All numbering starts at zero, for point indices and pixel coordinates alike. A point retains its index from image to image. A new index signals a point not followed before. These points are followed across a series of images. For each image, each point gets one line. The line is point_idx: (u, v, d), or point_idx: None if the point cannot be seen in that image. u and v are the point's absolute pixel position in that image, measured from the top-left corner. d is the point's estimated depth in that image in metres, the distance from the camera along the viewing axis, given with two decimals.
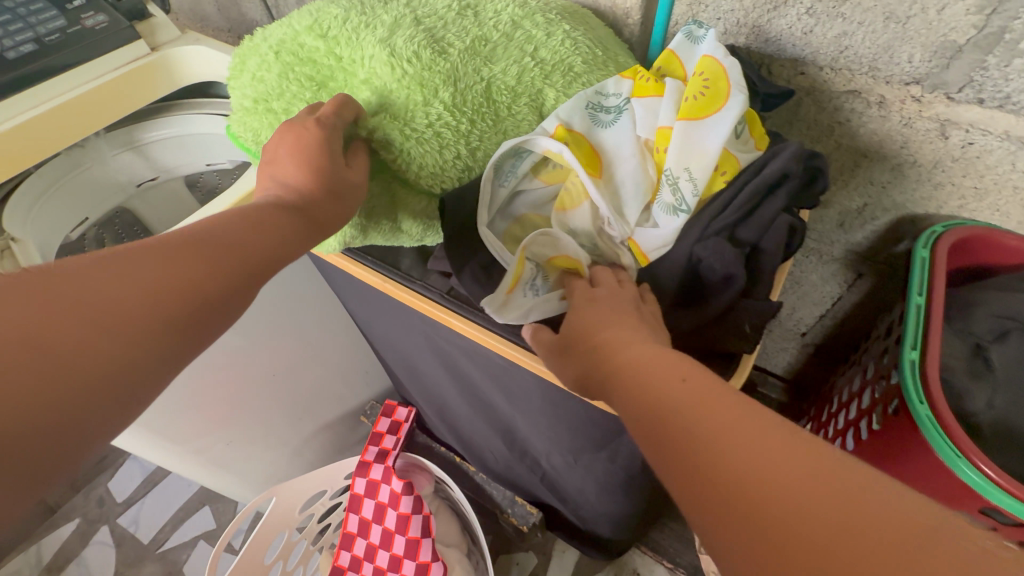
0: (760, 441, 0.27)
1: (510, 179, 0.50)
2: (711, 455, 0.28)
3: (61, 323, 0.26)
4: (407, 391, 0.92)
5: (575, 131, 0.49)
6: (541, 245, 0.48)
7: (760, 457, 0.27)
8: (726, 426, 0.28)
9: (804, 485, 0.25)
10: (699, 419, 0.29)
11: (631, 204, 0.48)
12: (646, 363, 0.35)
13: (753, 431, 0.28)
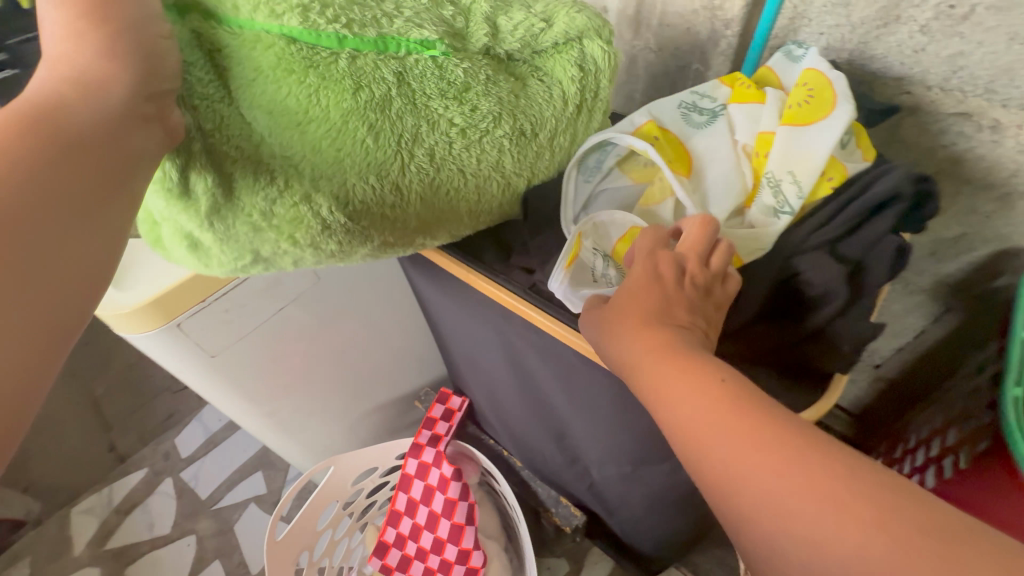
0: (792, 476, 0.30)
1: (593, 175, 0.51)
2: (745, 493, 0.31)
3: None
4: (463, 381, 0.94)
5: (668, 131, 0.50)
6: (602, 227, 0.50)
7: (789, 494, 0.30)
8: (755, 465, 0.31)
9: (836, 521, 0.28)
10: (724, 459, 0.32)
11: (723, 202, 0.47)
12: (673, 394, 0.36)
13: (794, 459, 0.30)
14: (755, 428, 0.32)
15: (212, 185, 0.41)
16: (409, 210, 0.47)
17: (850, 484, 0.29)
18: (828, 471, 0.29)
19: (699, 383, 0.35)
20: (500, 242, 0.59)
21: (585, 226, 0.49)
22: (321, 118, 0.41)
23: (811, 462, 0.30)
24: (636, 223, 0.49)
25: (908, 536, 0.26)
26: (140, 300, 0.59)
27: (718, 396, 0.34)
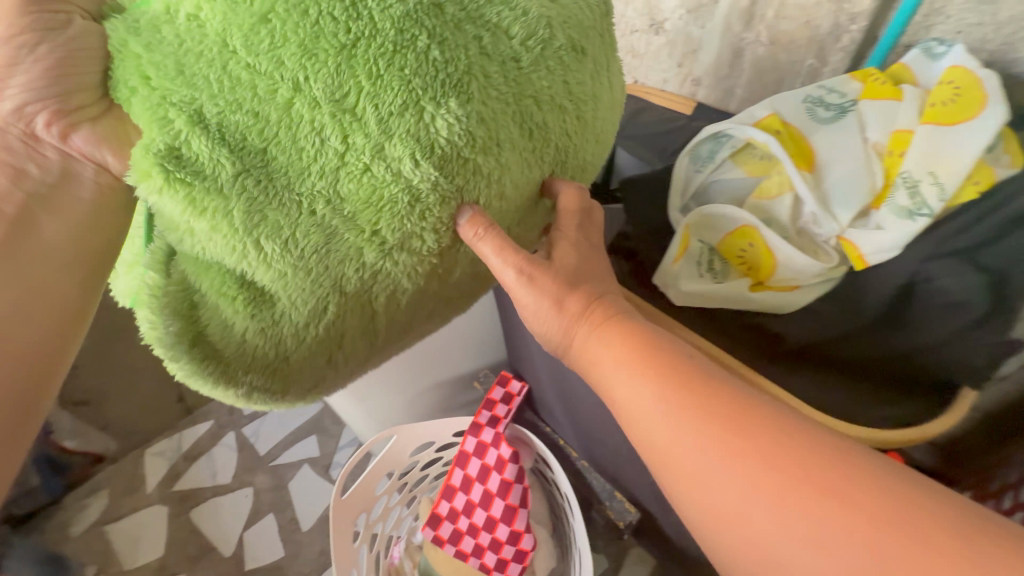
0: (749, 476, 0.29)
1: (706, 165, 0.50)
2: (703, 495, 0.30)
3: None
4: (526, 366, 0.95)
5: (790, 125, 0.48)
6: (712, 219, 0.48)
7: (745, 496, 0.29)
8: (711, 466, 0.30)
9: (795, 520, 0.27)
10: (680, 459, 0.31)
11: (851, 200, 0.44)
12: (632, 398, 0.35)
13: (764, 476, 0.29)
14: (712, 424, 0.31)
15: (229, 172, 0.29)
16: (507, 159, 0.33)
17: (812, 477, 0.28)
18: (788, 465, 0.29)
19: (658, 380, 0.34)
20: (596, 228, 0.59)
21: (693, 219, 0.48)
22: (367, 31, 0.29)
23: (768, 458, 0.29)
24: (746, 219, 0.46)
25: (873, 529, 0.26)
26: None
27: (676, 390, 0.33)
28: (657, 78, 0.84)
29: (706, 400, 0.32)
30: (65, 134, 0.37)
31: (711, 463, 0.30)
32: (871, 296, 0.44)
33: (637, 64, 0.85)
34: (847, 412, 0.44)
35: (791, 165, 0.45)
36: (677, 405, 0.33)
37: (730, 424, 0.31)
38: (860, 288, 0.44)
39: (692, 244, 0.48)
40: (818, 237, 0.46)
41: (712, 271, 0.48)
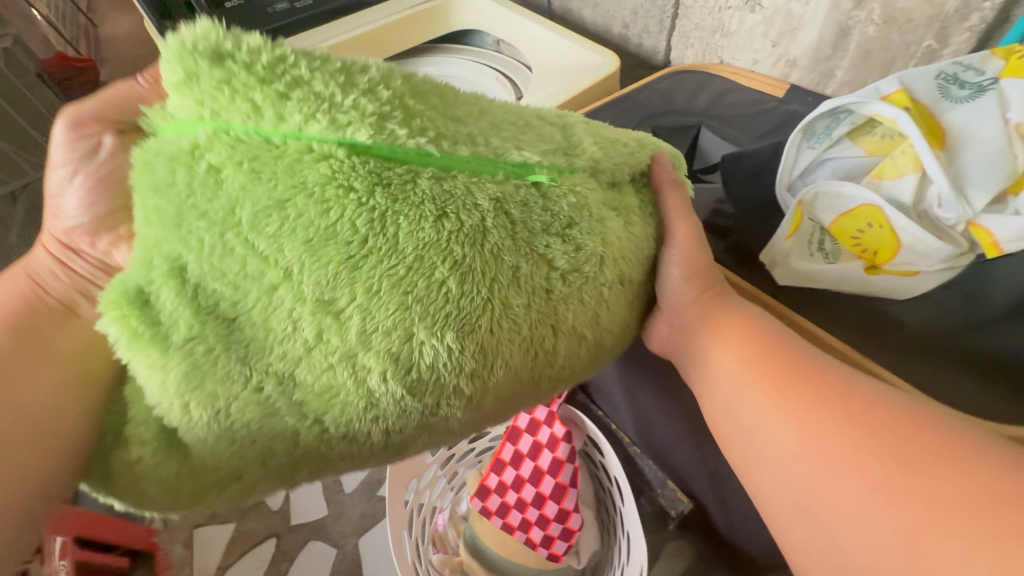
0: (832, 436, 0.34)
1: (821, 142, 0.48)
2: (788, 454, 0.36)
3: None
4: None
5: (919, 102, 0.45)
6: (828, 198, 0.46)
7: (822, 451, 0.34)
8: (794, 427, 0.36)
9: (871, 473, 0.32)
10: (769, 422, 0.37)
11: (988, 183, 0.41)
12: (730, 370, 0.42)
13: (847, 474, 0.33)
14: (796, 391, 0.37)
15: (184, 333, 0.32)
16: (500, 371, 0.33)
17: (883, 436, 0.33)
18: (866, 428, 0.33)
19: (753, 357, 0.41)
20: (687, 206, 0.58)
21: (806, 196, 0.46)
22: (383, 248, 0.30)
23: (847, 417, 0.34)
24: (870, 198, 0.44)
25: (936, 484, 0.29)
26: None
27: (769, 369, 0.39)
28: (746, 58, 0.81)
29: (796, 375, 0.38)
30: (101, 244, 0.51)
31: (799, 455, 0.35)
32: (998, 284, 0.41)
33: (725, 43, 0.82)
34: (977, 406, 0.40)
35: (920, 141, 0.42)
36: (771, 399, 0.38)
37: (813, 394, 0.37)
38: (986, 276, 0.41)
39: (803, 222, 0.46)
40: (943, 225, 0.43)
41: (823, 251, 0.46)
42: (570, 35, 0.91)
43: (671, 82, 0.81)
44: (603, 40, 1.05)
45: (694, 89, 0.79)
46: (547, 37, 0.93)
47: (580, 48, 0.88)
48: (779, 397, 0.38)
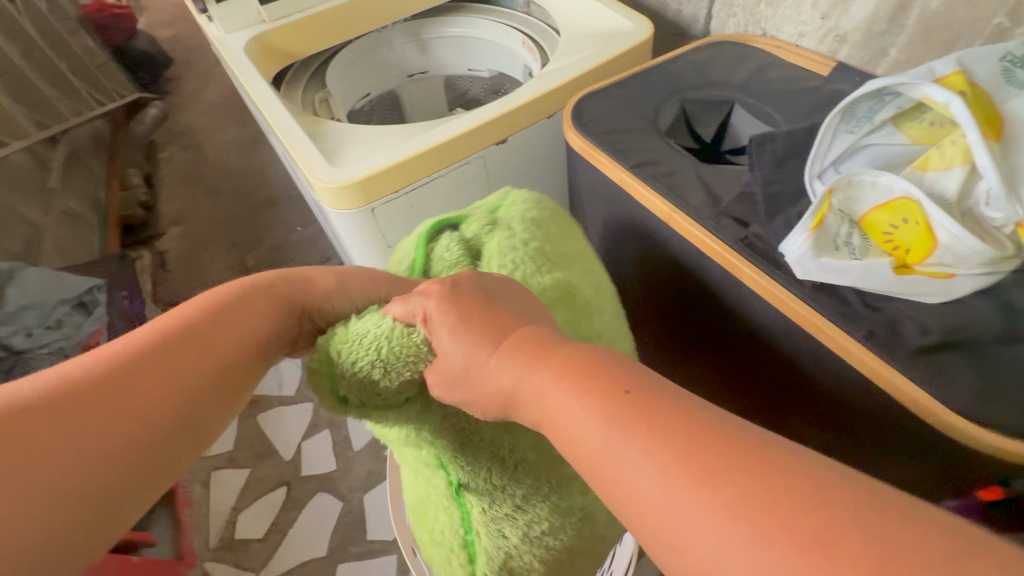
0: (689, 484, 0.24)
1: (861, 126, 0.44)
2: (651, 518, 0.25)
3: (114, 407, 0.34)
4: None
5: (980, 88, 0.41)
6: (859, 189, 0.42)
7: (682, 505, 0.24)
8: (655, 474, 0.25)
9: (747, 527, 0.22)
10: (625, 471, 0.26)
11: None
12: (572, 414, 0.30)
13: (724, 520, 0.22)
14: (647, 424, 0.27)
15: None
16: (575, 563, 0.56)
17: (762, 479, 0.23)
18: (730, 464, 0.24)
19: (591, 388, 0.30)
20: (709, 190, 0.55)
21: (838, 184, 0.42)
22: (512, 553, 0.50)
23: (702, 450, 0.25)
24: (908, 191, 0.40)
25: (810, 525, 0.21)
26: (352, 178, 0.62)
27: (621, 411, 0.28)
28: (791, 31, 0.75)
29: (635, 403, 0.28)
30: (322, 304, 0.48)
31: (660, 495, 0.24)
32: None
33: (770, 13, 0.76)
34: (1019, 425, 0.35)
35: (976, 130, 0.37)
36: (611, 433, 0.27)
37: (670, 429, 0.26)
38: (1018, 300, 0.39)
39: (831, 213, 0.42)
40: (992, 225, 0.39)
41: (850, 247, 0.42)
42: None
43: (707, 54, 0.75)
44: (641, 6, 0.99)
45: (732, 61, 0.73)
46: None
47: (612, 12, 0.83)
48: (619, 426, 0.27)
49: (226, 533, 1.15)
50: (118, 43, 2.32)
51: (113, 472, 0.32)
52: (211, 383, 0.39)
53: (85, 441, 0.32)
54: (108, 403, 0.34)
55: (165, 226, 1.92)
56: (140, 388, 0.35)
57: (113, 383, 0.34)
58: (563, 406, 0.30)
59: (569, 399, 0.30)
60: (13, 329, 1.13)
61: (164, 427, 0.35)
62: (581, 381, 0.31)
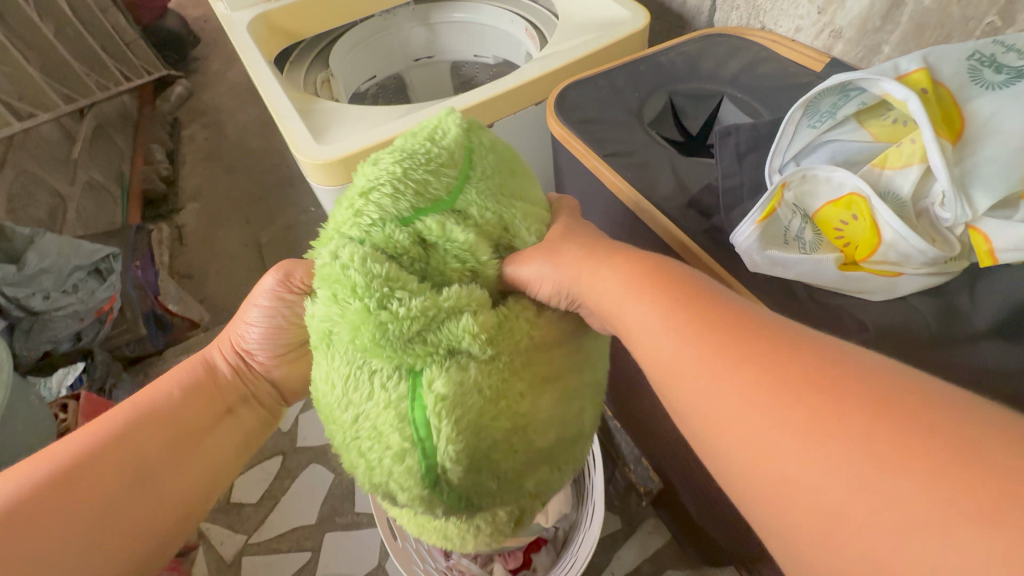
0: (748, 396, 0.27)
1: (823, 121, 0.44)
2: (710, 422, 0.28)
3: (86, 485, 0.42)
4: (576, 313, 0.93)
5: (943, 86, 0.40)
6: (813, 184, 0.43)
7: (740, 412, 0.27)
8: (714, 385, 0.28)
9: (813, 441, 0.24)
10: (689, 381, 0.29)
11: (997, 185, 0.37)
12: (643, 329, 0.33)
13: (803, 435, 0.25)
14: (712, 336, 0.30)
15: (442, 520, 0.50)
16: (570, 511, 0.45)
17: (855, 399, 0.24)
18: (827, 385, 0.25)
19: (659, 300, 0.33)
20: (681, 181, 0.55)
21: (792, 179, 0.42)
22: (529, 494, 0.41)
23: (760, 364, 0.28)
24: (859, 188, 0.40)
25: (914, 454, 0.22)
26: (336, 156, 0.64)
27: (685, 321, 0.31)
28: (788, 26, 0.73)
29: (703, 315, 0.31)
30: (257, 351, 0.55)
31: (735, 411, 0.27)
32: (981, 314, 0.38)
33: (769, 7, 0.75)
34: None
35: (927, 130, 0.37)
36: (694, 346, 0.30)
37: (734, 346, 0.29)
38: (964, 304, 0.39)
39: (783, 206, 0.42)
40: (943, 226, 0.39)
41: (801, 241, 0.42)
42: None
43: (701, 46, 0.74)
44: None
45: (725, 54, 0.72)
46: None
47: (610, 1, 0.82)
48: (707, 341, 0.30)
49: (222, 496, 1.20)
50: (148, 21, 2.36)
51: (93, 522, 0.41)
52: (161, 457, 0.46)
53: (63, 520, 0.40)
54: (108, 463, 0.44)
55: (183, 201, 1.97)
56: (103, 465, 0.43)
57: (118, 444, 0.45)
58: (653, 319, 0.33)
59: (654, 307, 0.33)
60: (31, 292, 1.15)
61: (125, 489, 0.44)
62: (668, 294, 0.33)
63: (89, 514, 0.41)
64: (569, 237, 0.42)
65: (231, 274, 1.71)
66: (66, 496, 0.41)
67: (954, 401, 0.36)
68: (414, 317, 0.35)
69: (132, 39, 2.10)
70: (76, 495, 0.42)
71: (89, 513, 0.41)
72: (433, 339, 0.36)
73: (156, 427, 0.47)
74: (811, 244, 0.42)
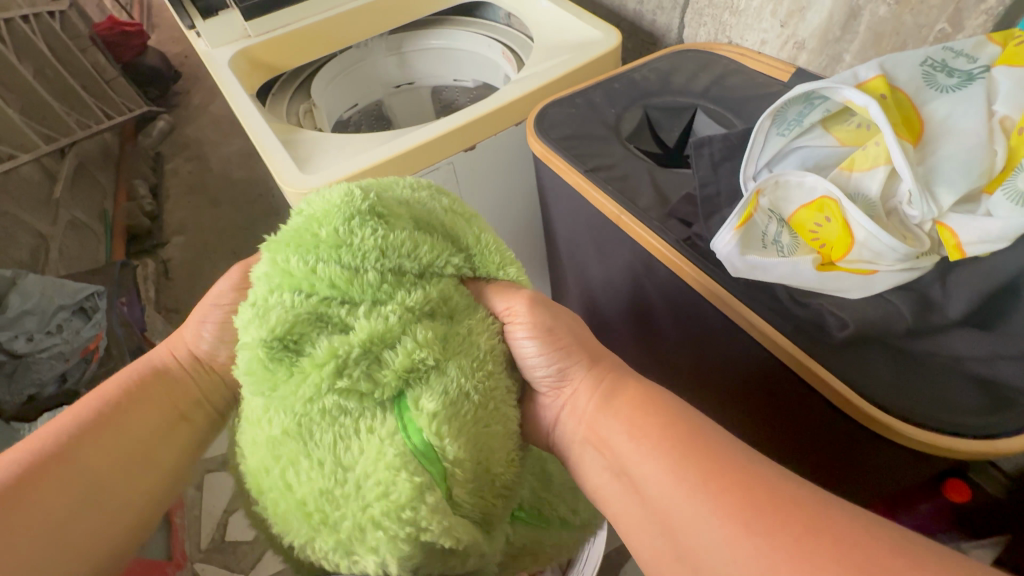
0: (722, 521, 0.31)
1: (791, 129, 0.46)
2: (693, 549, 0.32)
3: (78, 453, 0.44)
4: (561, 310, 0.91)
5: (903, 90, 0.42)
6: (786, 189, 0.44)
7: (728, 544, 0.31)
8: (700, 519, 0.32)
9: (779, 564, 0.29)
10: (673, 509, 0.34)
11: (959, 183, 0.38)
12: (637, 464, 0.37)
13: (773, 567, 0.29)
14: (694, 464, 0.34)
15: None
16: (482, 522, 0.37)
17: (805, 535, 0.29)
18: (781, 512, 0.31)
19: (654, 433, 0.37)
20: (660, 192, 0.57)
21: (766, 185, 0.44)
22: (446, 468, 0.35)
23: (731, 493, 0.32)
24: (831, 190, 0.42)
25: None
26: (321, 183, 0.64)
27: (667, 448, 0.36)
28: (754, 39, 0.77)
29: (693, 455, 0.35)
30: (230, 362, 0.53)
31: (714, 546, 0.31)
32: (955, 304, 0.40)
33: (734, 22, 0.78)
34: (915, 412, 0.37)
35: (890, 133, 0.39)
36: (670, 473, 0.35)
37: (711, 471, 0.34)
38: (938, 294, 0.41)
39: (759, 212, 0.44)
40: (911, 222, 0.41)
41: (779, 245, 0.43)
42: (576, 10, 0.88)
43: (672, 62, 0.77)
44: (617, 16, 1.00)
45: (695, 69, 0.75)
46: (553, 10, 0.91)
47: (582, 23, 0.85)
48: (678, 469, 0.34)
49: (217, 535, 1.16)
50: (127, 58, 2.37)
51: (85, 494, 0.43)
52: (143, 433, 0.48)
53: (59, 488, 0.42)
54: (86, 443, 0.45)
55: (168, 235, 1.95)
56: (98, 439, 0.46)
57: (95, 429, 0.46)
58: (638, 447, 0.37)
59: (637, 434, 0.38)
60: (14, 334, 1.13)
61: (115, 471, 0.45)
62: (649, 414, 0.39)
63: (85, 486, 0.44)
64: (543, 313, 0.44)
65: None
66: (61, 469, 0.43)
67: (929, 391, 0.38)
68: (330, 359, 0.35)
69: (112, 78, 2.10)
70: (62, 461, 0.44)
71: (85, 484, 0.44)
72: (359, 367, 0.35)
73: (148, 405, 0.49)
74: (788, 247, 0.43)
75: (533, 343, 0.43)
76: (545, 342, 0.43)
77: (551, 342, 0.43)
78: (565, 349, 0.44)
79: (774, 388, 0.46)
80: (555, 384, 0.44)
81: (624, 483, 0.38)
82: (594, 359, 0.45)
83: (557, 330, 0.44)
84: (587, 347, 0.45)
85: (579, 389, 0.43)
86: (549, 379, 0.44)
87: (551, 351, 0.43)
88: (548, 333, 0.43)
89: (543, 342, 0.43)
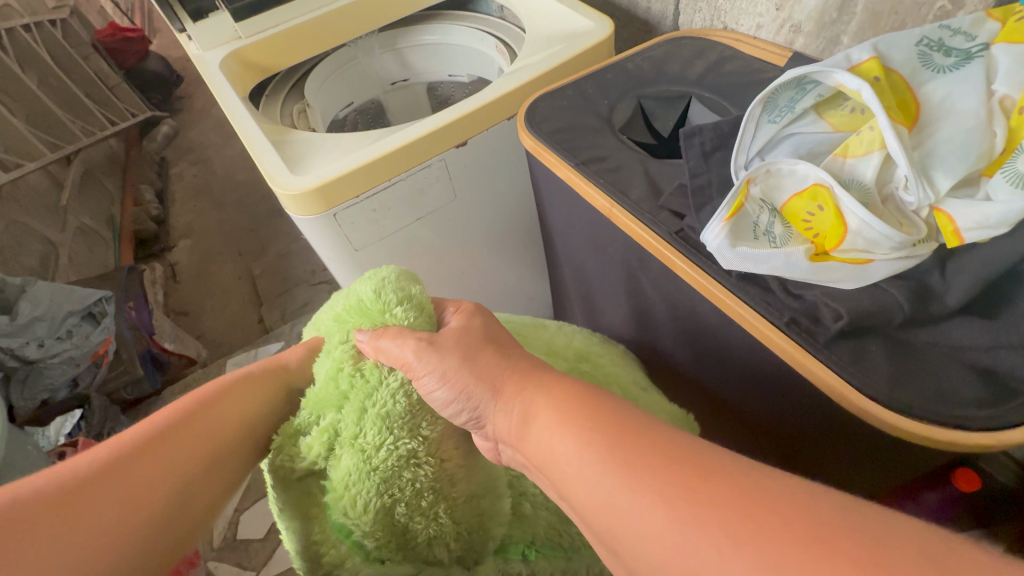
0: (661, 505, 0.27)
1: (783, 116, 0.45)
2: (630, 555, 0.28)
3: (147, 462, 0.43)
4: (560, 305, 0.91)
5: (897, 72, 0.41)
6: (778, 178, 0.43)
7: (664, 525, 0.27)
8: (637, 506, 0.28)
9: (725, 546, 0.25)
10: (616, 504, 0.29)
11: (957, 166, 0.37)
12: (563, 459, 0.34)
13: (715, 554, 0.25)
14: (620, 455, 0.31)
15: None
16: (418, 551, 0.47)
17: (753, 511, 0.25)
18: (724, 486, 0.27)
19: (580, 432, 0.33)
20: (653, 184, 0.56)
21: (758, 174, 0.43)
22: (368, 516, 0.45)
23: (665, 476, 0.28)
24: (823, 178, 0.41)
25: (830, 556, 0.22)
26: (311, 185, 0.64)
27: (593, 434, 0.33)
28: (750, 23, 0.75)
29: (618, 439, 0.32)
30: None
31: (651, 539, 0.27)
32: (954, 292, 0.38)
33: (729, 7, 0.76)
34: (907, 403, 0.36)
35: (883, 117, 0.37)
36: (594, 460, 0.31)
37: (642, 457, 0.30)
38: (937, 282, 0.39)
39: (751, 202, 0.43)
40: (908, 208, 0.40)
41: (772, 235, 0.43)
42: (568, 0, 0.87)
43: (665, 50, 0.75)
44: (611, 5, 0.98)
45: (690, 57, 0.73)
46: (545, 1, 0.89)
47: (575, 13, 0.84)
48: (602, 454, 0.31)
49: (229, 533, 1.17)
50: (130, 64, 2.38)
51: (144, 515, 0.41)
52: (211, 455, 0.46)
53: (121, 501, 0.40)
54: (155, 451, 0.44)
55: (174, 238, 1.97)
56: (175, 452, 0.45)
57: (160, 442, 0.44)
58: (566, 440, 0.34)
59: (564, 432, 0.34)
60: (25, 340, 1.14)
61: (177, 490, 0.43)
62: (569, 410, 0.35)
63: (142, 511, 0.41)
64: (445, 349, 0.43)
65: (226, 308, 1.70)
66: (124, 482, 0.41)
67: (925, 381, 0.37)
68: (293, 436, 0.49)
69: (115, 84, 2.12)
70: (135, 474, 0.42)
71: (140, 508, 0.41)
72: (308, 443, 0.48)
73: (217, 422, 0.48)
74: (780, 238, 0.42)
75: (437, 385, 0.43)
76: (449, 378, 0.42)
77: (456, 371, 0.42)
78: (467, 374, 0.42)
79: (770, 387, 0.46)
80: (472, 413, 0.42)
81: (565, 492, 0.34)
82: (508, 373, 0.41)
83: (450, 360, 0.43)
84: (508, 365, 0.42)
85: (500, 404, 0.40)
86: (463, 411, 0.43)
87: (455, 381, 0.42)
88: (453, 365, 0.42)
89: (444, 379, 0.42)
